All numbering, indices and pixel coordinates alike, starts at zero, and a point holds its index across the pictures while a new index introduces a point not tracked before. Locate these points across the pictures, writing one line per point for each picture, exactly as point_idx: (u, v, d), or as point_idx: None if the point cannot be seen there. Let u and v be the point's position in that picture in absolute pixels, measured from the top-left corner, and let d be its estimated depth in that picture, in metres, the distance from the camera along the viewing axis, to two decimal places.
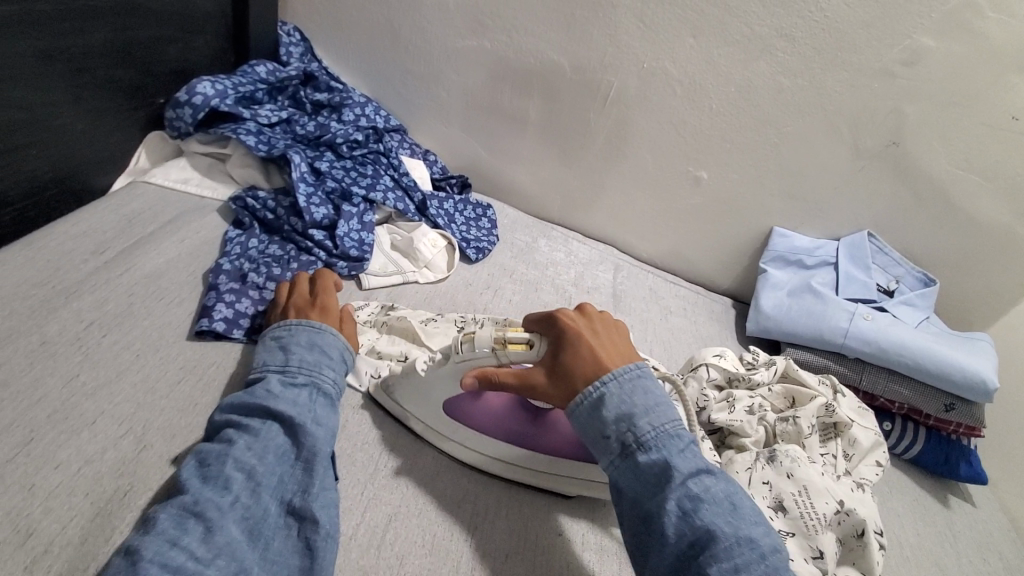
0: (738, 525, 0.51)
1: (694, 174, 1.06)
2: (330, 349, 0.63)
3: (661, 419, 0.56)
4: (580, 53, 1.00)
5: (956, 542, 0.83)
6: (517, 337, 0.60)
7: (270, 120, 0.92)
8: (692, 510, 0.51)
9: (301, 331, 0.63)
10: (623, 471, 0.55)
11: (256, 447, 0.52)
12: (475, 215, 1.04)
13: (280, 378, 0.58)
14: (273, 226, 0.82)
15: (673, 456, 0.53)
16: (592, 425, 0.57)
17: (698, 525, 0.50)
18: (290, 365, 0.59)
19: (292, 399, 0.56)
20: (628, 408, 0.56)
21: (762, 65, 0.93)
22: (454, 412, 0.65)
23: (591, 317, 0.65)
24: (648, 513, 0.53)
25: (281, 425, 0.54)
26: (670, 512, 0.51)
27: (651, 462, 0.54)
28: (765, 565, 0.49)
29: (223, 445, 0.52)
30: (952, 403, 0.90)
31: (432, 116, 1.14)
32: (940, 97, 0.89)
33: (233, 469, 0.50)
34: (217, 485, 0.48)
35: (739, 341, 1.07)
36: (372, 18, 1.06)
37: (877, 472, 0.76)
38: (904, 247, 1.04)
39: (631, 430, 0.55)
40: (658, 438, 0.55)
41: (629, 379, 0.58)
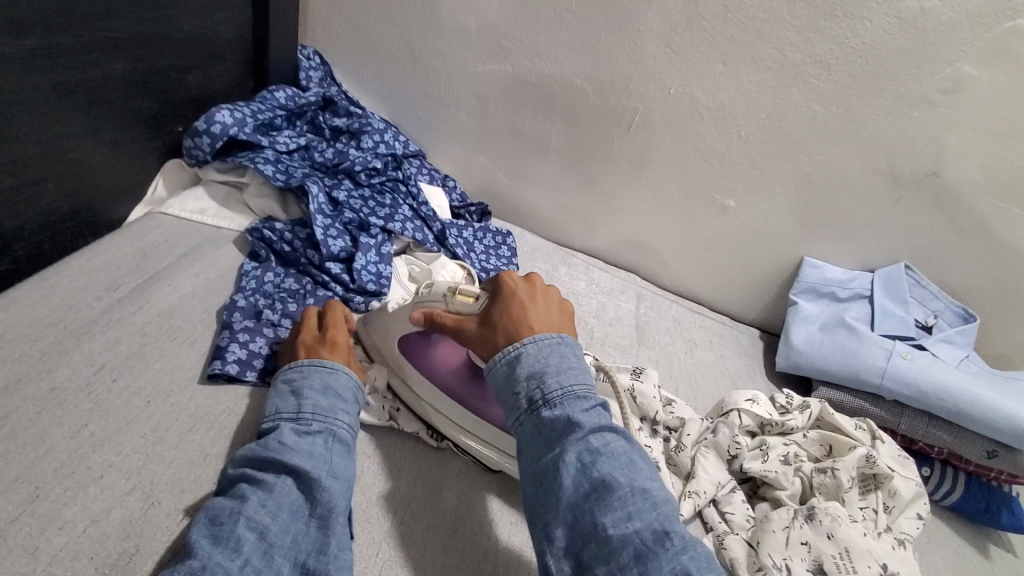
0: (634, 476, 0.50)
1: (721, 202, 1.03)
2: (342, 392, 0.61)
3: (570, 380, 0.56)
4: (604, 79, 0.98)
5: None
6: (467, 289, 0.66)
7: (287, 147, 0.91)
8: (590, 462, 0.50)
9: (313, 373, 0.61)
10: (529, 432, 0.55)
11: (270, 504, 0.49)
12: (494, 243, 1.01)
13: (292, 425, 0.56)
14: (290, 258, 0.80)
15: (577, 413, 0.53)
16: (508, 387, 0.58)
17: (595, 477, 0.50)
18: (303, 413, 0.57)
19: (307, 449, 0.54)
20: (540, 367, 0.57)
21: (794, 92, 0.90)
22: (408, 350, 0.72)
23: (537, 285, 0.67)
24: (544, 468, 0.52)
25: (296, 480, 0.52)
26: (568, 465, 0.51)
27: (553, 418, 0.53)
28: (659, 514, 0.48)
29: (234, 500, 0.49)
30: (996, 450, 0.85)
31: (451, 140, 1.13)
32: (984, 127, 0.85)
33: (245, 529, 0.46)
34: (228, 547, 0.45)
35: (767, 376, 1.03)
36: (392, 41, 1.05)
37: (918, 525, 0.72)
38: (942, 281, 0.99)
39: (540, 388, 0.56)
40: (565, 396, 0.55)
41: (546, 342, 0.59)
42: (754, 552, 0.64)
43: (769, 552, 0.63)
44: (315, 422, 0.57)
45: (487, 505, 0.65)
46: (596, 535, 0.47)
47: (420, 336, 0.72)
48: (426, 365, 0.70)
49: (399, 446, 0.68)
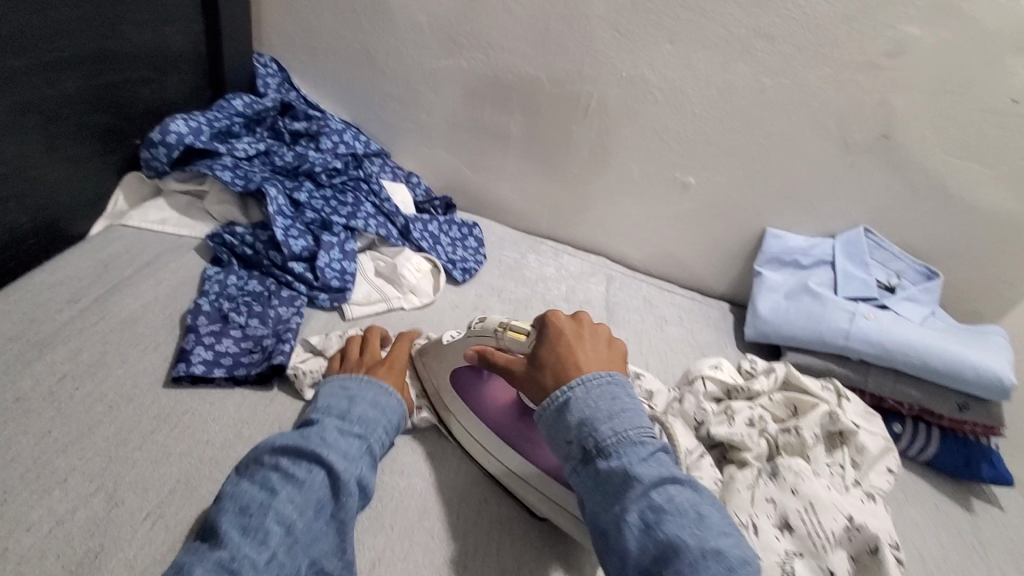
0: (704, 536, 0.47)
1: (682, 180, 1.04)
2: (389, 410, 0.62)
3: (623, 424, 0.53)
4: (557, 66, 0.99)
5: (978, 550, 0.79)
6: (519, 327, 0.64)
7: (247, 154, 0.92)
8: (654, 521, 0.48)
9: (364, 384, 0.63)
10: (586, 482, 0.53)
11: (298, 495, 0.51)
12: (461, 235, 1.02)
13: (337, 424, 0.58)
14: (253, 261, 0.81)
15: (635, 464, 0.51)
16: (557, 432, 0.56)
17: (660, 539, 0.47)
18: (350, 416, 0.59)
19: (345, 451, 0.55)
20: (591, 413, 0.54)
21: (743, 66, 0.91)
22: (458, 387, 0.70)
23: (585, 324, 0.64)
24: (609, 523, 0.51)
25: (327, 477, 0.53)
26: (631, 525, 0.49)
27: (611, 471, 0.52)
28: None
29: (265, 491, 0.51)
30: (965, 402, 0.86)
31: (414, 138, 1.14)
32: (929, 86, 0.87)
33: (273, 522, 0.49)
34: (256, 537, 0.47)
35: (738, 347, 1.04)
36: (347, 44, 1.06)
37: (889, 479, 0.73)
38: (904, 241, 1.01)
39: (592, 436, 0.53)
40: (620, 443, 0.52)
41: (596, 383, 0.56)
42: None
43: (735, 510, 0.65)
44: (357, 426, 0.59)
45: (457, 487, 0.65)
46: None
47: (472, 371, 0.70)
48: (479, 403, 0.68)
49: None
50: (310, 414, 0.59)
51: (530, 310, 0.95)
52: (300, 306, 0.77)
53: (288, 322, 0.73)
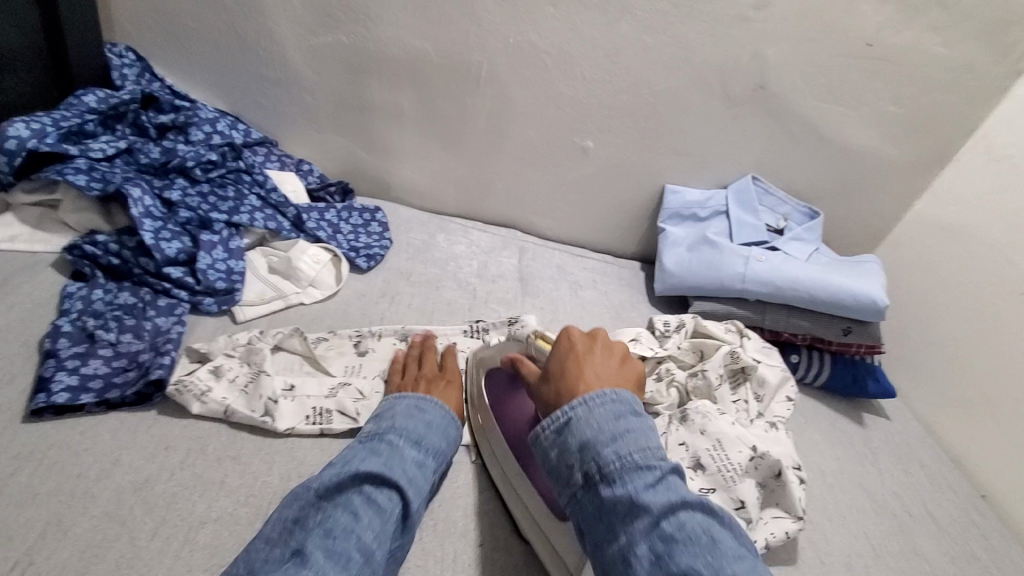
0: (720, 564, 0.41)
1: (580, 144, 1.05)
2: (451, 443, 0.62)
3: (628, 446, 0.49)
4: (442, 36, 0.96)
5: (870, 458, 0.87)
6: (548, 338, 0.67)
7: (104, 153, 0.82)
8: (664, 551, 0.43)
9: (430, 411, 0.62)
10: (590, 513, 0.48)
11: (379, 524, 0.49)
12: (363, 221, 0.98)
13: (415, 455, 0.56)
14: (122, 271, 0.74)
15: (640, 489, 0.46)
16: (560, 460, 0.52)
17: (674, 571, 0.41)
18: (423, 444, 0.57)
19: (418, 484, 0.54)
20: (592, 434, 0.50)
21: (625, 26, 0.92)
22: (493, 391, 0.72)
23: (598, 342, 0.60)
24: (613, 557, 0.45)
25: (400, 509, 0.51)
26: (640, 558, 0.43)
27: (615, 498, 0.47)
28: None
29: (348, 513, 0.48)
30: (848, 326, 0.94)
31: (302, 124, 1.07)
32: (796, 35, 0.91)
33: (354, 549, 0.46)
34: (339, 562, 0.45)
35: (650, 302, 1.08)
36: (210, 25, 0.97)
37: (789, 407, 0.78)
38: (788, 185, 1.07)
39: (595, 461, 0.49)
40: (622, 468, 0.47)
41: (600, 402, 0.52)
42: None
43: None
44: (427, 458, 0.57)
45: None
46: None
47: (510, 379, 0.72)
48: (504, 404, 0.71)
49: None
50: (386, 435, 0.57)
51: (441, 289, 0.93)
52: (181, 313, 0.71)
53: (169, 334, 0.67)
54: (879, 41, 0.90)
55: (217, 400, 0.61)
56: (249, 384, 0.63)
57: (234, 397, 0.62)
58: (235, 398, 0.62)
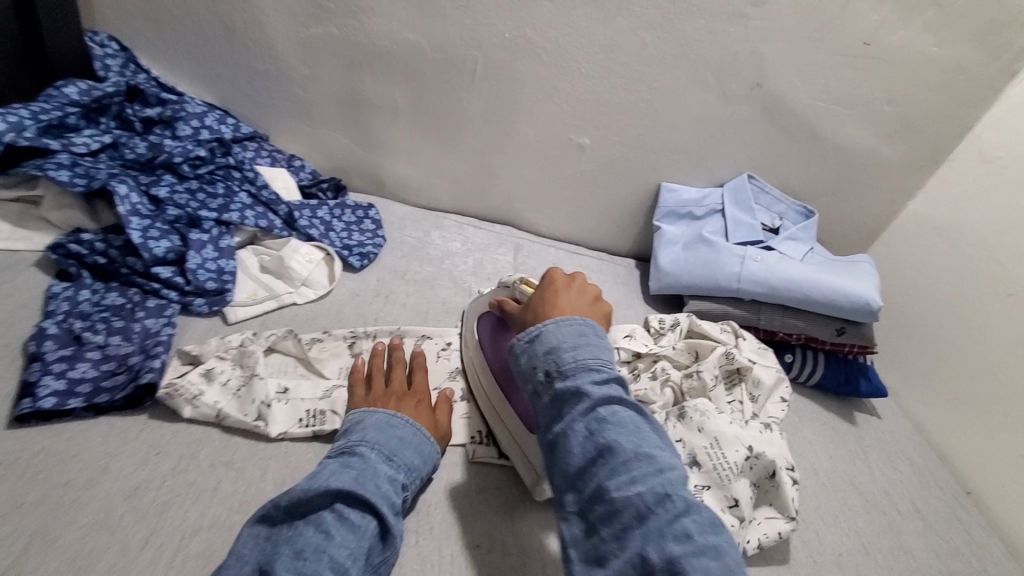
0: (642, 445, 0.48)
1: (577, 141, 1.04)
2: (428, 460, 0.60)
3: (584, 352, 0.54)
4: (437, 30, 0.94)
5: (861, 456, 0.88)
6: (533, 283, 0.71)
7: (88, 148, 0.80)
8: (598, 430, 0.49)
9: (405, 428, 0.60)
10: (544, 404, 0.53)
11: (359, 538, 0.47)
12: (356, 218, 0.96)
13: (387, 471, 0.54)
14: (109, 271, 0.72)
15: (587, 383, 0.51)
16: (524, 361, 0.57)
17: (603, 446, 0.48)
18: (397, 459, 0.56)
19: (392, 500, 0.52)
20: (556, 343, 0.55)
21: (623, 22, 0.91)
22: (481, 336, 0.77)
23: (577, 281, 0.65)
24: (556, 438, 0.51)
25: (377, 525, 0.49)
26: (578, 435, 0.49)
27: (566, 390, 0.52)
28: (663, 479, 0.45)
29: (320, 533, 0.46)
30: (842, 327, 0.94)
31: (293, 118, 1.05)
32: (793, 34, 0.91)
33: (327, 569, 0.44)
34: None
35: (645, 301, 1.08)
36: (198, 15, 0.94)
37: (783, 408, 0.78)
38: (783, 184, 1.07)
39: (554, 361, 0.54)
40: (577, 368, 0.52)
41: (567, 321, 0.57)
42: None
43: None
44: (401, 474, 0.55)
45: None
46: (602, 498, 0.46)
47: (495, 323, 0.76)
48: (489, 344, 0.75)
49: None
50: (355, 450, 0.55)
51: (436, 288, 0.92)
52: (172, 315, 0.69)
53: (158, 335, 0.65)
54: (876, 40, 0.90)
55: (208, 404, 0.60)
56: (241, 388, 0.62)
57: (226, 401, 0.61)
58: (226, 402, 0.60)
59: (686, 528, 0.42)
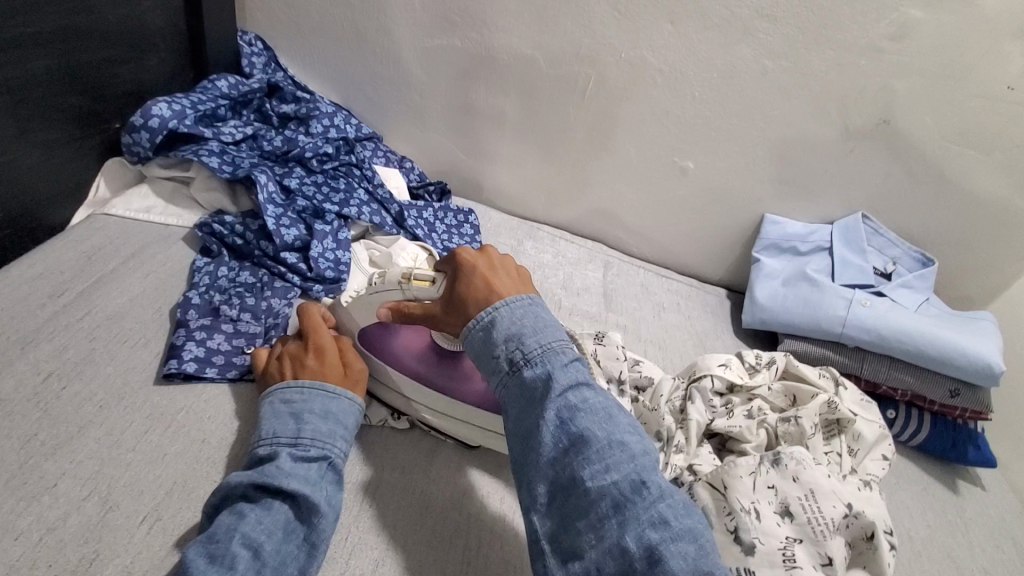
0: (612, 429, 0.49)
1: (680, 164, 1.02)
2: (344, 419, 0.59)
3: (548, 337, 0.53)
4: (553, 47, 0.96)
5: (966, 531, 0.81)
6: (422, 275, 0.62)
7: (233, 138, 0.88)
8: (568, 419, 0.49)
9: (316, 396, 0.59)
10: (511, 392, 0.52)
11: (258, 526, 0.48)
12: (457, 223, 1.00)
13: (292, 449, 0.53)
14: (243, 251, 0.79)
15: (557, 369, 0.51)
16: (484, 350, 0.55)
17: (574, 432, 0.49)
18: (302, 437, 0.55)
19: (305, 475, 0.52)
20: (517, 328, 0.54)
21: (745, 49, 0.89)
22: (367, 342, 0.70)
23: (493, 257, 0.61)
24: (529, 427, 0.51)
25: (291, 501, 0.50)
26: (547, 422, 0.49)
27: (535, 377, 0.51)
28: (637, 467, 0.48)
29: (233, 516, 0.49)
30: (957, 388, 0.87)
31: (406, 120, 1.10)
32: (931, 71, 0.86)
33: (239, 546, 0.46)
34: (223, 565, 0.45)
35: (734, 333, 1.05)
36: (336, 22, 1.02)
37: (884, 467, 0.74)
38: (899, 228, 1.01)
39: (519, 347, 0.53)
40: (544, 353, 0.52)
41: (518, 305, 0.55)
42: (723, 497, 0.64)
43: (737, 496, 0.63)
44: (314, 447, 0.55)
45: (459, 482, 0.65)
46: (577, 488, 0.47)
47: (379, 326, 0.70)
48: (396, 358, 0.69)
49: (366, 432, 0.68)
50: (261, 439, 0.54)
51: None
52: (293, 299, 0.75)
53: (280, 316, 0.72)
54: None
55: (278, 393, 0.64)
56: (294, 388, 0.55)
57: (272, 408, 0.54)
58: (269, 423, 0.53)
59: (663, 514, 0.46)
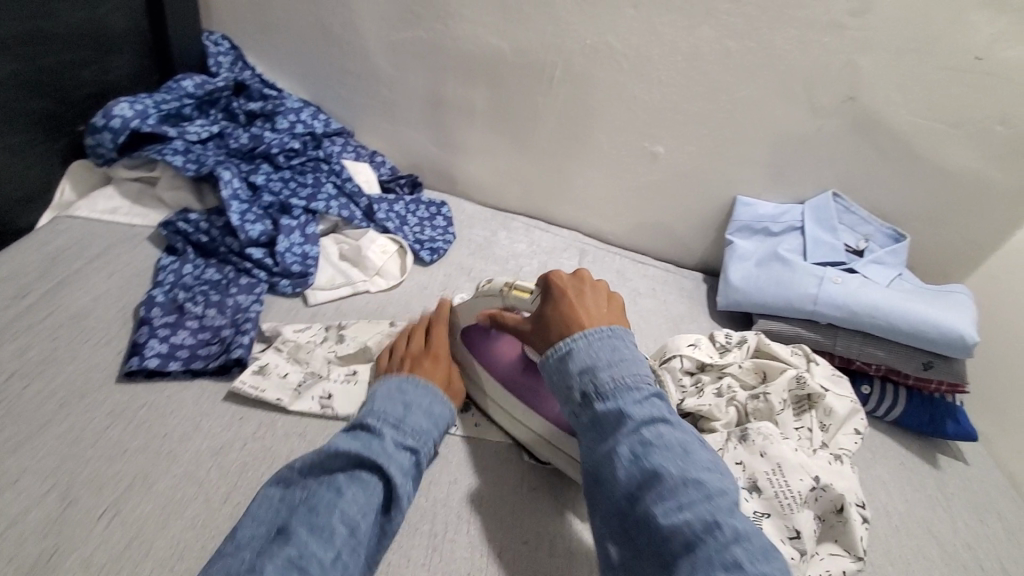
0: (689, 467, 0.47)
1: (651, 149, 1.03)
2: (438, 418, 0.60)
3: (623, 370, 0.52)
4: (519, 36, 0.96)
5: (941, 503, 0.82)
6: (524, 287, 0.65)
7: (199, 136, 0.88)
8: (642, 453, 0.48)
9: (416, 390, 0.61)
10: (584, 423, 0.53)
11: (359, 500, 0.49)
12: (429, 215, 1.00)
13: (393, 435, 0.55)
14: (209, 249, 0.79)
15: (628, 404, 0.50)
16: (558, 377, 0.56)
17: (646, 469, 0.47)
18: (403, 425, 0.56)
19: (403, 463, 0.53)
20: (592, 362, 0.53)
21: (708, 31, 0.89)
22: (468, 339, 0.73)
23: (586, 280, 0.62)
24: (600, 457, 0.51)
25: (385, 487, 0.52)
26: (621, 456, 0.49)
27: (606, 411, 0.51)
28: (710, 505, 0.44)
29: (332, 488, 0.50)
30: (929, 360, 0.88)
31: (377, 115, 1.10)
32: (894, 46, 0.86)
33: (338, 521, 0.47)
34: (323, 536, 0.46)
35: (711, 316, 1.05)
36: (301, 19, 1.02)
37: (856, 441, 0.74)
38: (871, 205, 1.01)
39: (592, 380, 0.53)
40: (617, 387, 0.52)
41: (597, 336, 0.54)
42: None
43: None
44: (411, 437, 0.56)
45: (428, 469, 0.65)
46: (649, 525, 0.46)
47: (481, 328, 0.73)
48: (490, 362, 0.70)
49: None
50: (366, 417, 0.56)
51: None
52: (260, 294, 0.75)
53: (247, 311, 0.71)
54: (989, 56, 0.83)
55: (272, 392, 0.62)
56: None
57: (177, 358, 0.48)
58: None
59: (738, 559, 0.41)
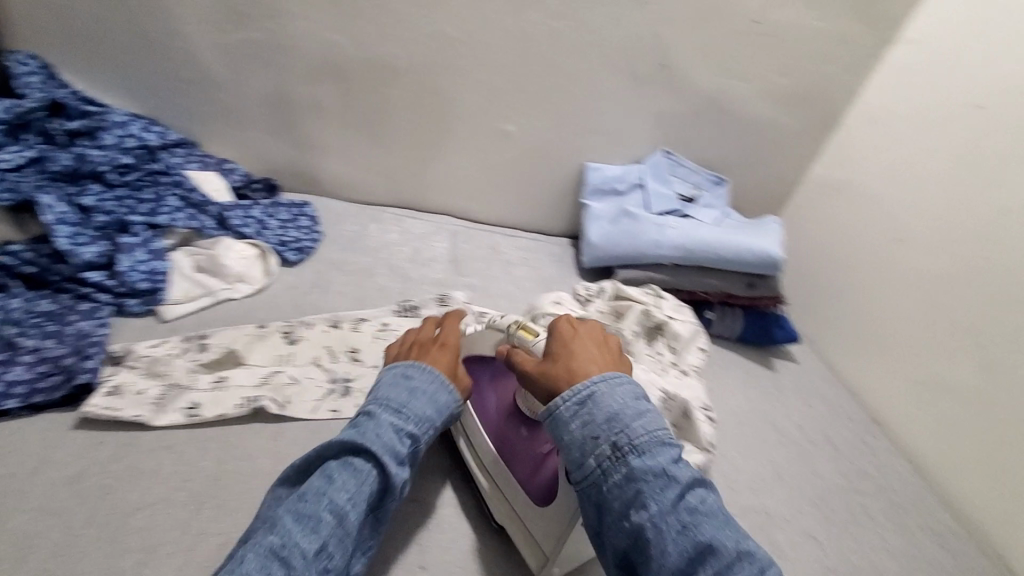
0: (741, 539, 0.46)
1: (501, 128, 1.09)
2: (443, 403, 0.62)
3: (656, 425, 0.52)
4: (355, 31, 0.97)
5: (778, 398, 0.97)
6: (531, 328, 0.66)
7: (11, 163, 0.79)
8: (692, 524, 0.46)
9: (424, 374, 0.63)
10: (617, 482, 0.50)
11: (346, 497, 0.51)
12: (292, 216, 0.98)
13: (393, 420, 0.57)
14: (39, 279, 0.74)
15: (671, 465, 0.49)
16: (580, 432, 0.53)
17: (699, 540, 0.45)
18: (406, 410, 0.58)
19: (395, 448, 0.55)
20: (618, 410, 0.52)
21: (531, 14, 0.97)
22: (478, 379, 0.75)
23: (578, 330, 0.62)
24: (635, 528, 0.48)
25: (378, 476, 0.53)
26: (668, 527, 0.46)
27: (646, 468, 0.49)
28: None
29: (322, 479, 0.52)
30: (755, 280, 1.03)
31: (221, 122, 1.06)
32: (689, 17, 0.98)
33: (325, 510, 0.49)
34: (309, 525, 0.48)
35: (579, 275, 1.14)
36: (115, 28, 0.95)
37: (701, 356, 0.85)
38: (697, 157, 1.15)
39: (625, 434, 0.51)
40: (652, 442, 0.50)
41: (619, 382, 0.55)
42: None
43: None
44: (411, 421, 0.58)
45: None
46: None
47: (485, 368, 0.75)
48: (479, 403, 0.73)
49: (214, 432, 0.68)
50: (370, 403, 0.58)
51: (375, 276, 0.96)
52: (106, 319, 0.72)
53: (91, 337, 0.68)
54: (762, 20, 0.99)
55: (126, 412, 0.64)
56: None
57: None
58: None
59: None
